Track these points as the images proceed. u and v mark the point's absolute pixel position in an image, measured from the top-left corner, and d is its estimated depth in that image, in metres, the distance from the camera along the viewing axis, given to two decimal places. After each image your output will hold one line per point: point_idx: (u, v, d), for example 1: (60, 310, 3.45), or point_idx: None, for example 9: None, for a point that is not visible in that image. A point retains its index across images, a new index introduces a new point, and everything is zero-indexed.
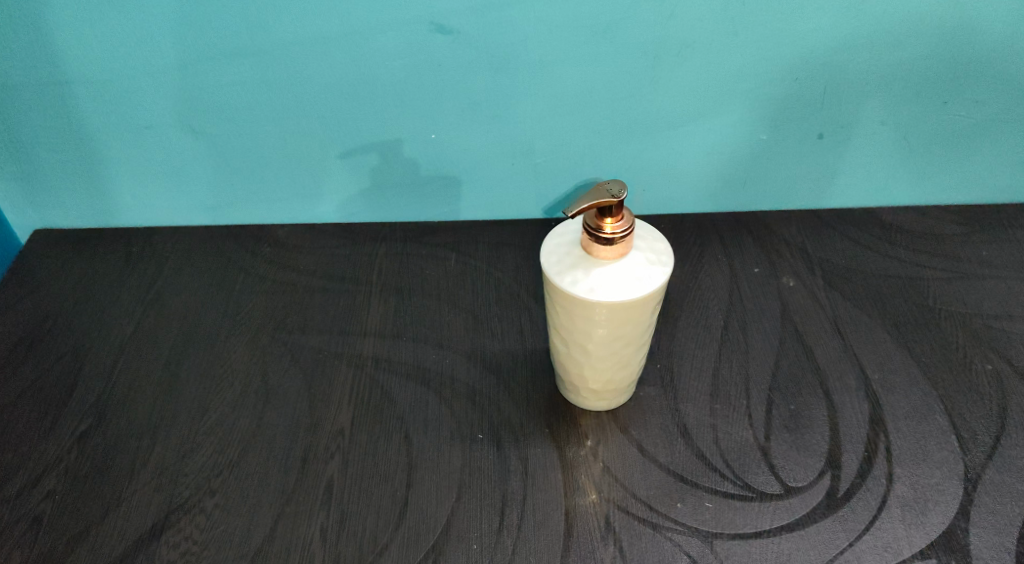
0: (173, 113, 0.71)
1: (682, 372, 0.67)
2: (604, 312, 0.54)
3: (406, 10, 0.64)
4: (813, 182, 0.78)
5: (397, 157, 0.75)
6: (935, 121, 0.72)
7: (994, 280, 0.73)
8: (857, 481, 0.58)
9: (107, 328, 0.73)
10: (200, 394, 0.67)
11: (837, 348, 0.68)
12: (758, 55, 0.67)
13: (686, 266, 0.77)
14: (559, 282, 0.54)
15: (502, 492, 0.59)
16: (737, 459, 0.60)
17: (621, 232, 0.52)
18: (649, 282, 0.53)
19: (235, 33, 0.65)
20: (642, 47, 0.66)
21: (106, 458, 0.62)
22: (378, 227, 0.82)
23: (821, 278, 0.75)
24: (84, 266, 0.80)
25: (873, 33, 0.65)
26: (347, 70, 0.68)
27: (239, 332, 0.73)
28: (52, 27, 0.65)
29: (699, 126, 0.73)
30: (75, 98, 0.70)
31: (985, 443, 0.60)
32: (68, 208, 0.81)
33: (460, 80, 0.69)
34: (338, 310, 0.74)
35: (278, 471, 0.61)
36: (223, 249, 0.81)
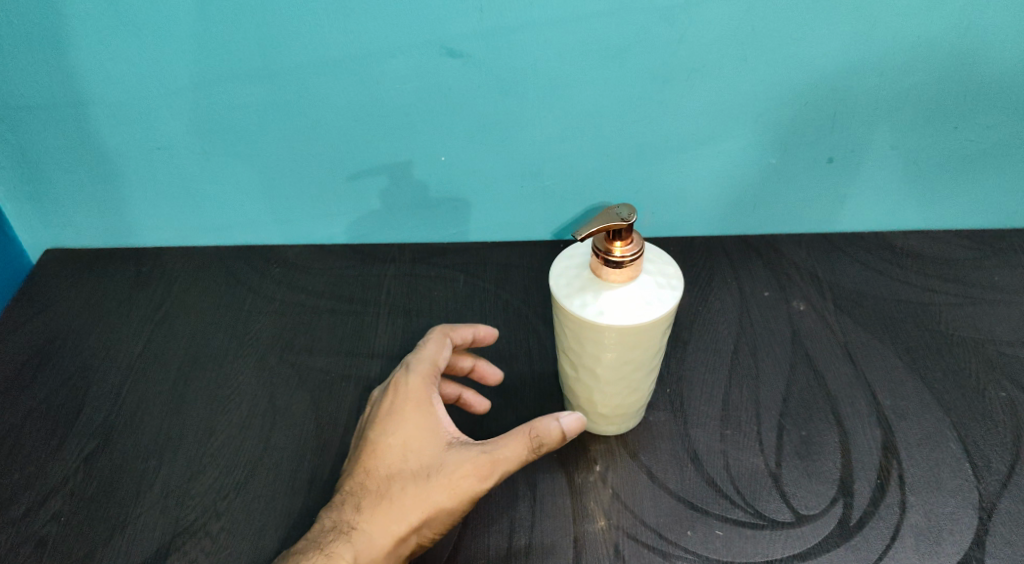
0: (186, 135, 0.72)
1: (692, 397, 0.67)
2: (613, 336, 0.54)
3: (416, 34, 0.64)
4: (824, 206, 0.78)
5: (407, 180, 0.76)
6: (946, 145, 0.72)
7: (1007, 306, 0.73)
8: (870, 509, 0.57)
9: (116, 348, 0.74)
10: (208, 415, 0.67)
11: (849, 374, 0.68)
12: (768, 79, 0.67)
13: (695, 290, 0.77)
14: (567, 304, 0.54)
15: (510, 519, 0.58)
16: (749, 485, 0.60)
17: (630, 256, 0.52)
18: (658, 306, 0.53)
19: (248, 56, 0.66)
20: (652, 71, 0.67)
21: (113, 479, 0.62)
22: (387, 248, 0.83)
23: (832, 302, 0.74)
24: (94, 286, 0.80)
25: (881, 58, 0.65)
26: (358, 93, 0.69)
27: (247, 353, 0.73)
28: (69, 49, 0.66)
29: (708, 150, 0.73)
30: (89, 120, 0.71)
31: (999, 472, 0.59)
32: (80, 229, 0.82)
33: (470, 103, 0.69)
34: (347, 332, 0.74)
35: (285, 494, 0.61)
36: (233, 269, 0.82)
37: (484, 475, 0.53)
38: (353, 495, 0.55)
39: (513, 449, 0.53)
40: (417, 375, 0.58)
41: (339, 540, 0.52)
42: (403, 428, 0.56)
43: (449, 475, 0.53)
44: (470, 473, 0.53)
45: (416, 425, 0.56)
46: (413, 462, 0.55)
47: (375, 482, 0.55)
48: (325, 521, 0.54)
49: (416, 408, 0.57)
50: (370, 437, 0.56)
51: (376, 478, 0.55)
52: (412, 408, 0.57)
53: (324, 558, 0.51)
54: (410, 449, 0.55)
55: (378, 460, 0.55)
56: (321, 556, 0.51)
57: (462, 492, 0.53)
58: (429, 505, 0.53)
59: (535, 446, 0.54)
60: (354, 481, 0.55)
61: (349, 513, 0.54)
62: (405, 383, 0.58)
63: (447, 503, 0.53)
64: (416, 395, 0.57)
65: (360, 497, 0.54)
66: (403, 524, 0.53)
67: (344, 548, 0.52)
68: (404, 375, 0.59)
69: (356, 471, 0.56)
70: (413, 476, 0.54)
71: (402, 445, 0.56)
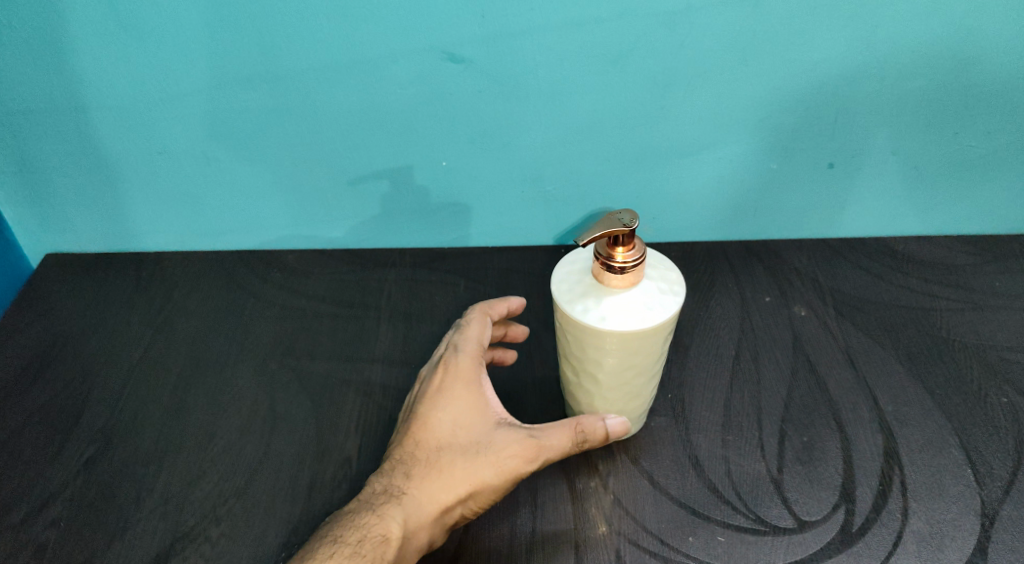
0: (187, 140, 0.72)
1: (693, 402, 0.67)
2: (615, 342, 0.54)
3: (418, 39, 0.64)
4: (824, 212, 0.78)
5: (408, 184, 0.76)
6: (947, 151, 0.72)
7: (1007, 312, 0.73)
8: (872, 516, 0.57)
9: (115, 353, 0.74)
10: (208, 420, 0.67)
11: (850, 380, 0.68)
12: (770, 85, 0.67)
13: (696, 295, 0.77)
14: (569, 310, 0.54)
15: (511, 524, 0.58)
16: (751, 492, 0.59)
17: (632, 261, 0.52)
18: (660, 312, 0.53)
19: (249, 61, 0.66)
20: (653, 76, 0.67)
21: (112, 485, 0.62)
22: (388, 253, 0.83)
23: (832, 308, 0.75)
24: (94, 291, 0.80)
25: (882, 64, 0.65)
26: (360, 98, 0.69)
27: (248, 358, 0.72)
28: (70, 54, 0.66)
29: (709, 155, 0.73)
30: (90, 124, 0.71)
31: (1001, 478, 0.59)
32: (80, 233, 0.82)
33: (471, 109, 0.69)
34: (347, 336, 0.74)
35: (285, 500, 0.60)
36: (233, 273, 0.82)
37: (530, 457, 0.55)
38: (403, 463, 0.56)
39: (560, 437, 0.55)
40: (466, 354, 0.59)
41: (390, 504, 0.54)
42: (453, 405, 0.58)
43: (497, 452, 0.55)
44: (518, 454, 0.55)
45: (466, 403, 0.58)
46: (462, 437, 0.56)
47: (424, 453, 0.56)
48: (376, 485, 0.56)
49: (466, 386, 0.58)
50: (421, 410, 0.58)
51: (426, 449, 0.56)
52: (462, 387, 0.58)
53: (375, 520, 0.53)
54: (459, 425, 0.57)
55: (427, 433, 0.57)
56: (373, 516, 0.53)
57: (509, 471, 0.54)
58: (476, 480, 0.54)
59: (580, 440, 0.56)
60: (404, 451, 0.57)
61: (399, 479, 0.55)
62: (455, 361, 0.59)
63: (494, 479, 0.54)
64: (466, 374, 0.59)
65: (410, 466, 0.56)
66: (451, 494, 0.54)
67: (394, 511, 0.53)
68: (454, 354, 0.60)
69: (405, 441, 0.57)
70: (462, 450, 0.56)
71: (452, 420, 0.57)
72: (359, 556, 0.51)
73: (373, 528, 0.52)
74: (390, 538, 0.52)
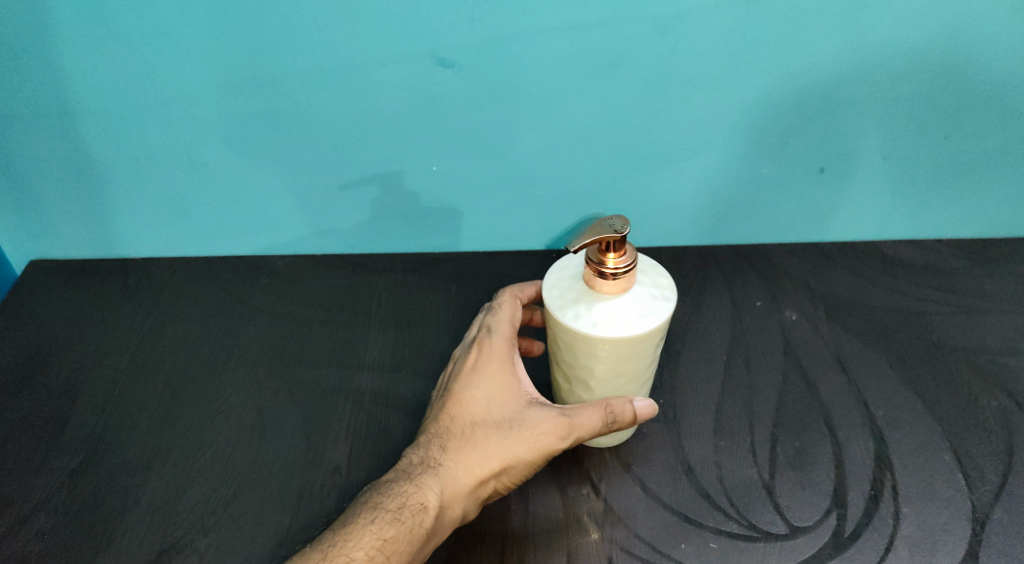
0: (174, 145, 0.71)
1: (686, 408, 0.66)
2: (608, 348, 0.53)
3: (408, 44, 0.64)
4: (815, 216, 0.78)
5: (399, 189, 0.75)
6: (937, 155, 0.72)
7: (997, 315, 0.73)
8: (864, 520, 0.57)
9: (102, 361, 0.73)
10: (196, 428, 0.66)
11: (842, 384, 0.68)
12: (761, 89, 0.67)
13: (687, 300, 0.77)
14: (561, 316, 0.54)
15: (503, 532, 0.58)
16: (742, 497, 0.59)
17: (623, 267, 0.51)
18: (652, 317, 0.53)
19: (238, 66, 0.65)
20: (645, 82, 0.67)
21: (98, 496, 0.61)
22: (378, 258, 0.82)
23: (823, 312, 0.75)
24: (80, 297, 0.79)
25: (872, 68, 0.66)
26: (350, 103, 0.68)
27: (236, 365, 0.72)
28: (56, 59, 0.65)
29: (700, 160, 0.73)
30: (76, 130, 0.70)
31: (992, 482, 0.59)
32: (67, 239, 0.81)
33: (462, 113, 0.69)
34: (337, 343, 0.73)
35: (275, 509, 0.60)
36: (221, 280, 0.81)
37: (563, 435, 0.55)
38: (439, 437, 0.56)
39: (591, 416, 0.55)
40: (500, 335, 0.60)
41: (427, 474, 0.54)
42: (487, 382, 0.58)
43: (531, 429, 0.55)
44: (551, 431, 0.55)
45: (500, 381, 0.58)
46: (496, 413, 0.57)
47: (459, 427, 0.56)
48: (412, 456, 0.56)
49: (500, 365, 0.59)
50: (456, 387, 0.58)
51: (460, 423, 0.57)
52: (496, 365, 0.59)
53: (414, 489, 0.53)
54: (493, 402, 0.57)
55: (462, 409, 0.57)
56: (411, 486, 0.54)
57: (542, 447, 0.55)
58: (510, 455, 0.55)
59: (610, 421, 0.56)
60: (440, 425, 0.57)
61: (436, 451, 0.56)
62: (489, 342, 0.60)
63: (528, 455, 0.55)
64: (500, 353, 0.59)
65: (445, 439, 0.56)
66: (485, 468, 0.55)
67: (432, 481, 0.54)
68: (488, 335, 0.61)
69: (440, 416, 0.58)
70: (496, 426, 0.56)
71: (486, 396, 0.57)
72: (399, 523, 0.52)
73: (412, 497, 0.53)
74: (428, 507, 0.53)
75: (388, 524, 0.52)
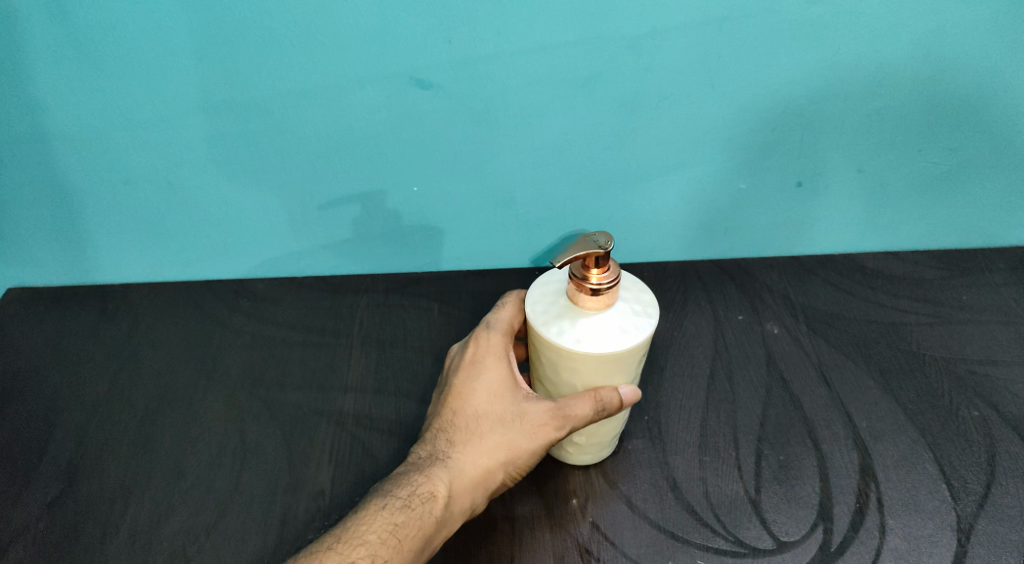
0: (152, 169, 0.71)
1: (670, 424, 0.66)
2: (590, 363, 0.53)
3: (387, 65, 0.64)
4: (793, 229, 0.79)
5: (379, 210, 0.75)
6: (911, 168, 0.73)
7: (975, 325, 0.74)
8: (850, 534, 0.57)
9: (81, 388, 0.72)
10: (176, 455, 0.65)
11: (825, 396, 0.68)
12: (737, 105, 0.68)
13: (669, 315, 0.77)
14: (544, 331, 0.53)
15: (489, 554, 0.57)
16: (729, 513, 0.59)
17: (607, 283, 0.51)
18: (636, 333, 0.53)
19: (215, 89, 0.65)
20: (621, 100, 0.67)
21: (76, 527, 0.60)
22: (359, 279, 0.82)
23: (804, 324, 0.75)
24: (58, 324, 0.78)
25: (845, 83, 0.67)
26: (329, 125, 0.68)
27: (216, 390, 0.71)
28: (30, 84, 0.65)
29: (678, 177, 0.73)
30: (52, 154, 0.70)
31: (975, 492, 0.60)
32: (43, 265, 0.80)
33: (441, 135, 0.69)
34: (318, 366, 0.73)
35: (257, 535, 0.59)
36: (201, 303, 0.80)
37: (563, 424, 0.55)
38: (444, 431, 0.57)
39: (581, 408, 0.54)
40: (498, 332, 0.61)
41: (435, 466, 0.55)
42: (488, 376, 0.58)
43: (534, 420, 0.56)
44: (552, 421, 0.55)
45: (500, 375, 0.58)
46: (497, 405, 0.57)
47: (463, 420, 0.57)
48: (419, 451, 0.56)
49: (498, 360, 0.59)
50: (457, 382, 0.59)
51: (464, 416, 0.57)
52: (495, 360, 0.59)
53: (423, 479, 0.54)
54: (494, 395, 0.57)
55: (464, 403, 0.58)
56: (420, 476, 0.54)
57: (543, 438, 0.55)
58: (515, 446, 0.55)
59: (601, 408, 0.54)
60: (444, 419, 0.58)
61: (443, 445, 0.56)
62: (487, 337, 0.60)
63: (529, 445, 0.55)
64: (497, 348, 0.60)
65: (450, 433, 0.57)
66: (491, 459, 0.55)
67: (440, 472, 0.54)
68: (486, 331, 0.61)
69: (443, 410, 0.58)
70: (499, 418, 0.56)
71: (487, 389, 0.58)
72: (409, 510, 0.52)
73: (421, 486, 0.53)
74: (437, 496, 0.53)
75: (399, 510, 0.52)
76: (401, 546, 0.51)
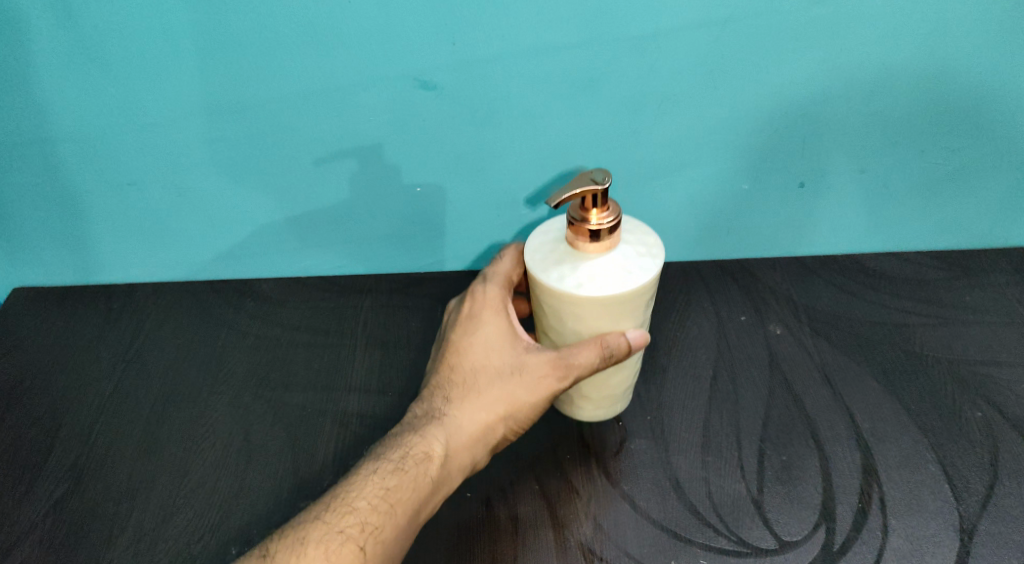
0: (157, 170, 0.71)
1: (672, 424, 0.67)
2: (594, 307, 0.53)
3: (391, 67, 0.65)
4: (795, 229, 0.79)
5: (382, 211, 0.75)
6: (913, 169, 0.73)
7: (979, 325, 0.74)
8: (853, 534, 0.57)
9: (86, 388, 0.72)
10: (181, 454, 0.66)
11: (828, 397, 0.68)
12: (739, 106, 0.68)
13: (672, 316, 0.77)
14: (545, 277, 0.53)
15: (493, 553, 0.57)
16: (732, 513, 0.59)
17: (606, 223, 0.52)
18: (640, 273, 0.53)
19: (220, 91, 0.66)
20: (624, 102, 0.67)
21: (83, 526, 0.60)
22: (363, 279, 0.82)
23: (807, 325, 0.75)
24: (64, 324, 0.79)
25: (847, 85, 0.67)
26: (333, 126, 0.69)
27: (221, 390, 0.71)
28: (36, 87, 0.65)
29: (680, 178, 0.73)
30: (58, 156, 0.70)
31: (978, 492, 0.60)
32: (49, 266, 0.80)
33: (444, 137, 0.70)
34: (322, 366, 0.73)
35: (262, 535, 0.59)
36: (206, 303, 0.81)
37: (563, 375, 0.56)
38: (441, 388, 0.59)
39: (586, 355, 0.55)
40: (494, 284, 0.61)
41: (431, 425, 0.56)
42: (485, 331, 0.60)
43: (532, 372, 0.57)
44: (551, 372, 0.57)
45: (498, 329, 0.59)
46: (495, 360, 0.58)
47: (461, 377, 0.58)
48: (417, 410, 0.58)
49: (496, 314, 0.60)
50: (455, 337, 0.60)
51: (462, 372, 0.59)
52: (492, 314, 0.60)
53: (418, 439, 0.55)
54: (492, 349, 0.59)
55: (462, 359, 0.59)
56: (415, 436, 0.55)
57: (542, 389, 0.57)
58: (513, 399, 0.57)
59: (607, 355, 0.55)
60: (441, 377, 0.59)
61: (440, 403, 0.58)
62: (483, 291, 0.61)
63: (529, 397, 0.57)
64: (494, 301, 0.60)
65: (448, 390, 0.58)
66: (490, 413, 0.57)
67: (437, 431, 0.56)
68: (482, 285, 0.62)
69: (441, 367, 0.60)
70: (497, 372, 0.58)
71: (484, 344, 0.59)
72: (402, 471, 0.53)
73: (416, 446, 0.55)
74: (433, 455, 0.54)
75: (391, 473, 0.53)
76: (395, 508, 0.52)
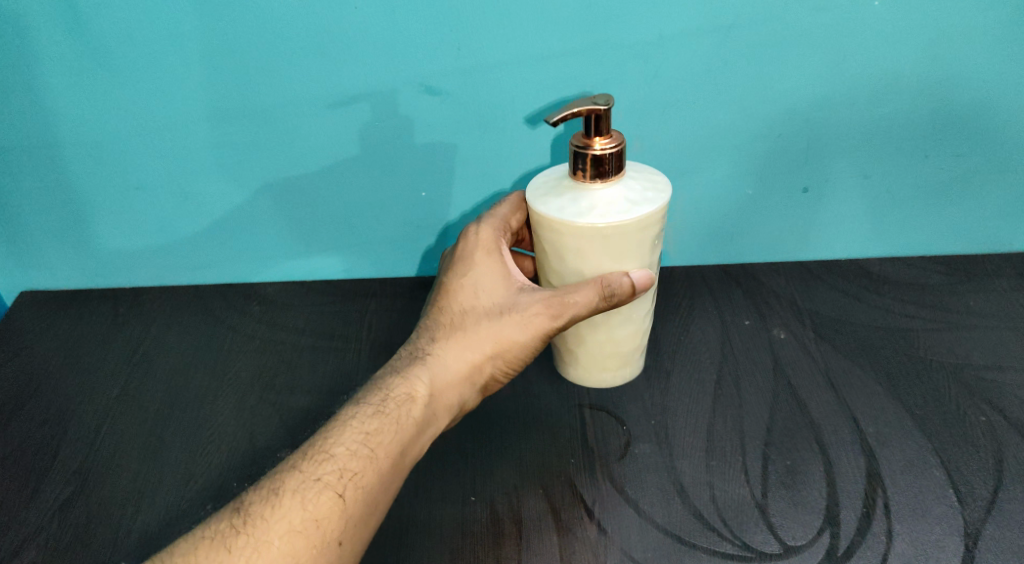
0: (163, 174, 0.72)
1: (677, 429, 0.67)
2: (596, 240, 0.54)
3: (396, 72, 0.65)
4: (799, 234, 0.79)
5: (388, 214, 0.76)
6: (916, 174, 0.73)
7: (983, 330, 0.74)
8: (857, 538, 0.57)
9: (93, 391, 0.72)
10: (186, 457, 0.66)
11: (832, 402, 0.68)
12: (743, 110, 0.68)
13: (676, 321, 0.77)
14: (546, 209, 0.55)
15: (496, 557, 0.57)
16: (736, 517, 0.59)
17: (610, 149, 0.53)
18: (642, 205, 0.54)
19: (226, 94, 0.66)
20: (628, 107, 0.68)
21: (88, 527, 0.60)
22: (368, 283, 0.82)
23: (811, 330, 0.75)
24: (70, 327, 0.79)
25: (850, 90, 0.67)
26: (339, 131, 0.69)
27: (226, 393, 0.72)
28: (45, 92, 0.66)
29: (683, 182, 0.74)
30: (65, 160, 0.71)
31: (983, 497, 0.59)
32: (56, 270, 0.81)
33: (449, 141, 0.70)
34: (327, 370, 0.73)
35: None
36: (212, 307, 0.81)
37: (555, 314, 0.56)
38: (431, 329, 0.59)
39: (585, 294, 0.56)
40: (487, 227, 0.62)
41: (416, 367, 0.57)
42: (474, 272, 0.60)
43: (522, 311, 0.57)
44: (542, 312, 0.57)
45: (490, 270, 0.60)
46: (484, 300, 0.59)
47: (450, 318, 0.59)
48: (404, 352, 0.59)
49: (487, 255, 0.60)
50: (447, 279, 0.61)
51: (451, 313, 0.59)
52: (484, 256, 0.60)
53: (401, 381, 0.56)
54: (482, 290, 0.59)
55: (451, 301, 0.60)
56: (399, 378, 0.56)
57: (532, 328, 0.57)
58: (502, 338, 0.57)
59: (607, 295, 0.56)
60: (431, 319, 0.60)
61: (427, 344, 0.59)
62: (476, 234, 0.61)
63: (518, 336, 0.57)
64: (486, 243, 0.61)
65: (436, 331, 0.59)
66: (478, 353, 0.57)
67: (420, 372, 0.56)
68: (475, 228, 0.62)
69: (432, 310, 0.60)
70: (486, 313, 0.58)
71: (474, 285, 0.59)
72: (382, 414, 0.54)
73: (398, 388, 0.55)
74: (416, 397, 0.55)
75: (371, 416, 0.53)
76: (375, 451, 0.52)
